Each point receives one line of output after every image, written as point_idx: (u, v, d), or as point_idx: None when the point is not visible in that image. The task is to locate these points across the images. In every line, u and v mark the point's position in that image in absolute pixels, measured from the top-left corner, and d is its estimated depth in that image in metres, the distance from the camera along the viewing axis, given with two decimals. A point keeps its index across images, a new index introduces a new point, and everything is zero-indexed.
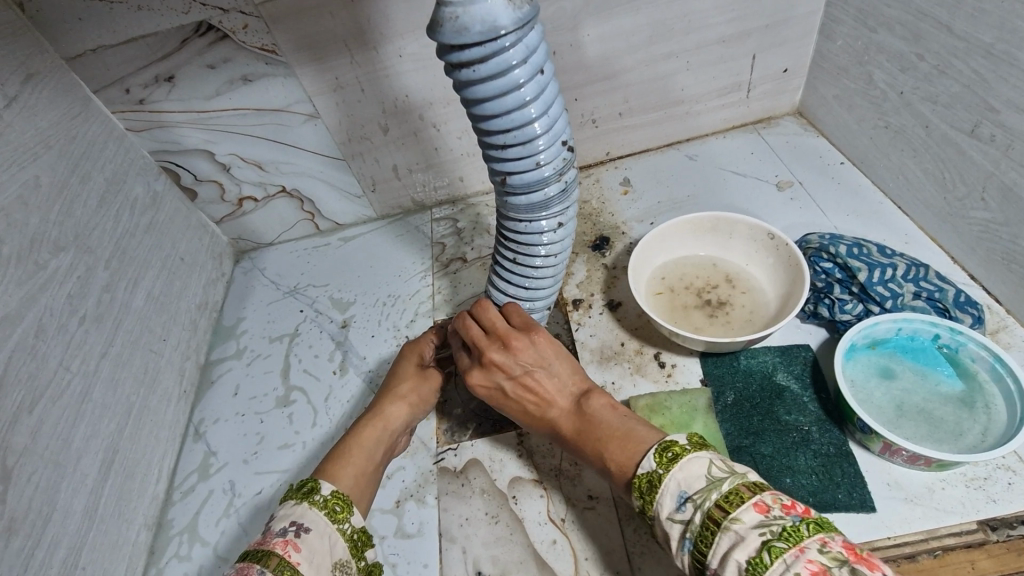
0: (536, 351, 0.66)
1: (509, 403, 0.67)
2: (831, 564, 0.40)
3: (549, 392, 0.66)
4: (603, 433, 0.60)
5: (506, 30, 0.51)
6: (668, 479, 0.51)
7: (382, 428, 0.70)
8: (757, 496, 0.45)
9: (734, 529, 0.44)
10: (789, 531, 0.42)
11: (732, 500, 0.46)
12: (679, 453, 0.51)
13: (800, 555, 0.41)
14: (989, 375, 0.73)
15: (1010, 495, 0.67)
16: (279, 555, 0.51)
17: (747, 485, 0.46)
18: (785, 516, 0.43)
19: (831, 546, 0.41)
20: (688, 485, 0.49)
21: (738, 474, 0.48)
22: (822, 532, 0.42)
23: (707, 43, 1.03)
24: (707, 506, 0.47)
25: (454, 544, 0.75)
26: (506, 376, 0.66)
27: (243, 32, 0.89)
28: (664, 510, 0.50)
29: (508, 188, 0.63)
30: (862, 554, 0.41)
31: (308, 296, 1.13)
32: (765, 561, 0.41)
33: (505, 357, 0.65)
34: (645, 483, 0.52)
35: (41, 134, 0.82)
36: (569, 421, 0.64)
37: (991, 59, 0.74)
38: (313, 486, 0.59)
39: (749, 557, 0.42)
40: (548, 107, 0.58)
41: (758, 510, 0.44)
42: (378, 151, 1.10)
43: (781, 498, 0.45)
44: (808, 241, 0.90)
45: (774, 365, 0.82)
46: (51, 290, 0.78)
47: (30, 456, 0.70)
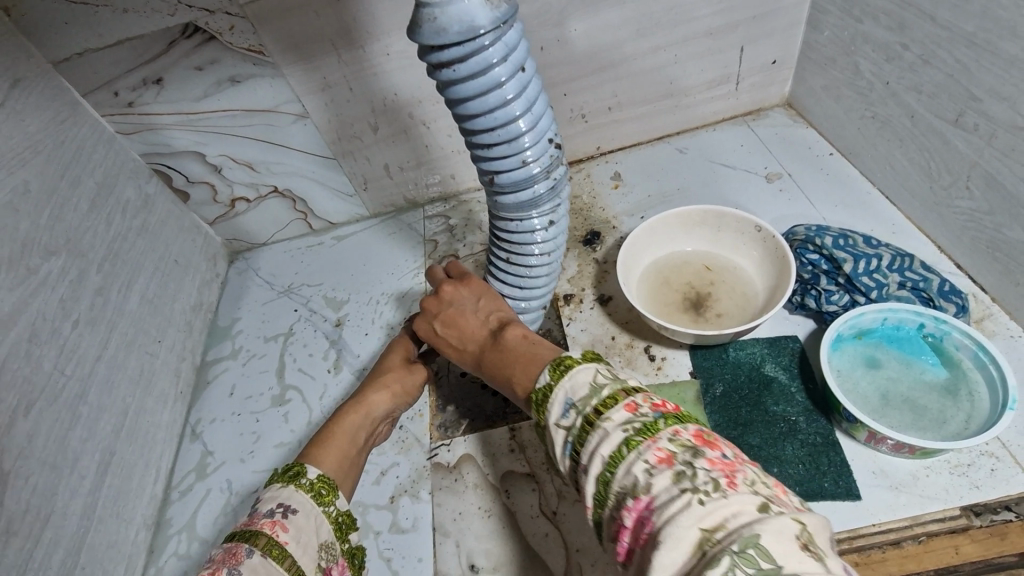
0: (467, 291, 0.68)
1: (439, 346, 0.67)
2: (678, 451, 0.39)
3: (471, 327, 0.65)
4: (513, 358, 0.57)
5: (485, 29, 0.52)
6: (557, 389, 0.48)
7: (365, 413, 0.71)
8: (629, 397, 0.43)
9: (604, 427, 0.42)
10: (648, 426, 0.41)
11: (607, 402, 0.44)
12: (572, 365, 0.48)
13: (652, 445, 0.39)
14: (973, 362, 0.73)
15: (994, 481, 0.68)
16: (266, 535, 0.52)
17: (626, 389, 0.44)
18: (649, 412, 0.42)
19: (680, 434, 0.40)
20: (573, 391, 0.46)
21: (620, 380, 0.46)
22: (677, 424, 0.41)
23: (695, 35, 1.03)
24: (586, 411, 0.44)
25: (447, 539, 0.76)
26: (433, 316, 0.68)
27: (229, 34, 0.89)
28: (551, 418, 0.47)
29: (497, 187, 0.64)
30: (709, 440, 0.40)
31: (302, 295, 1.14)
32: (622, 454, 0.40)
33: (434, 299, 0.68)
34: (539, 397, 0.49)
35: (30, 139, 0.82)
36: (484, 351, 0.62)
37: (973, 48, 0.74)
38: (298, 469, 0.60)
39: (612, 451, 0.41)
40: (532, 104, 0.59)
41: (628, 410, 0.42)
42: (369, 149, 1.10)
43: (652, 398, 0.43)
44: (794, 233, 0.90)
45: (762, 356, 0.83)
46: (44, 294, 0.79)
47: (27, 458, 0.71)
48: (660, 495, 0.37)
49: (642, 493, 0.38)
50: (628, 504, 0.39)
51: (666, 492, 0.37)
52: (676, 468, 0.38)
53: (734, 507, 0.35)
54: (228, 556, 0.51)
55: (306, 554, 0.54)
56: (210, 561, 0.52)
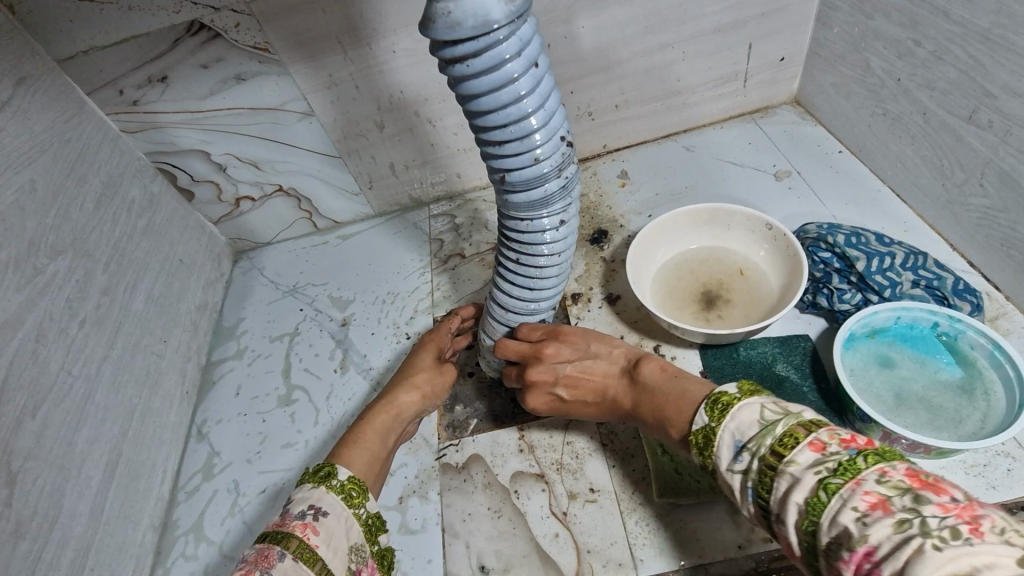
0: (570, 346, 0.69)
1: (573, 405, 0.70)
2: (892, 494, 0.36)
3: (597, 376, 0.67)
4: (662, 399, 0.60)
5: (499, 25, 0.51)
6: (722, 432, 0.49)
7: (394, 415, 0.70)
8: (812, 434, 0.42)
9: (790, 471, 0.41)
10: (846, 466, 0.39)
11: (786, 442, 0.43)
12: (730, 404, 0.50)
13: (856, 487, 0.37)
14: (988, 362, 0.73)
15: (1010, 482, 0.67)
16: (298, 537, 0.52)
17: (803, 425, 0.43)
18: (843, 450, 0.40)
19: (890, 474, 0.37)
20: (741, 433, 0.47)
21: (793, 415, 0.45)
22: (882, 462, 0.38)
23: (703, 32, 1.03)
24: (761, 453, 0.44)
25: (457, 540, 0.76)
26: (553, 385, 0.68)
27: (235, 31, 0.89)
28: (724, 463, 0.48)
29: (508, 185, 0.63)
30: (931, 481, 0.37)
31: (308, 295, 1.13)
32: (822, 500, 0.39)
33: (541, 368, 0.68)
34: (701, 439, 0.51)
35: (36, 138, 0.81)
36: (627, 394, 0.65)
37: (988, 44, 0.73)
38: (330, 470, 0.59)
39: (807, 497, 0.40)
40: (544, 101, 0.58)
41: (814, 449, 0.41)
42: (375, 147, 1.09)
43: (839, 433, 0.42)
44: (806, 231, 0.89)
45: (773, 355, 0.83)
46: (50, 293, 0.78)
47: (35, 459, 0.70)
48: (880, 545, 0.34)
49: (859, 545, 0.35)
50: (843, 556, 0.36)
51: (888, 541, 0.34)
52: (896, 514, 0.35)
53: (986, 558, 0.31)
54: (260, 557, 0.51)
55: (336, 556, 0.53)
56: (243, 561, 0.51)
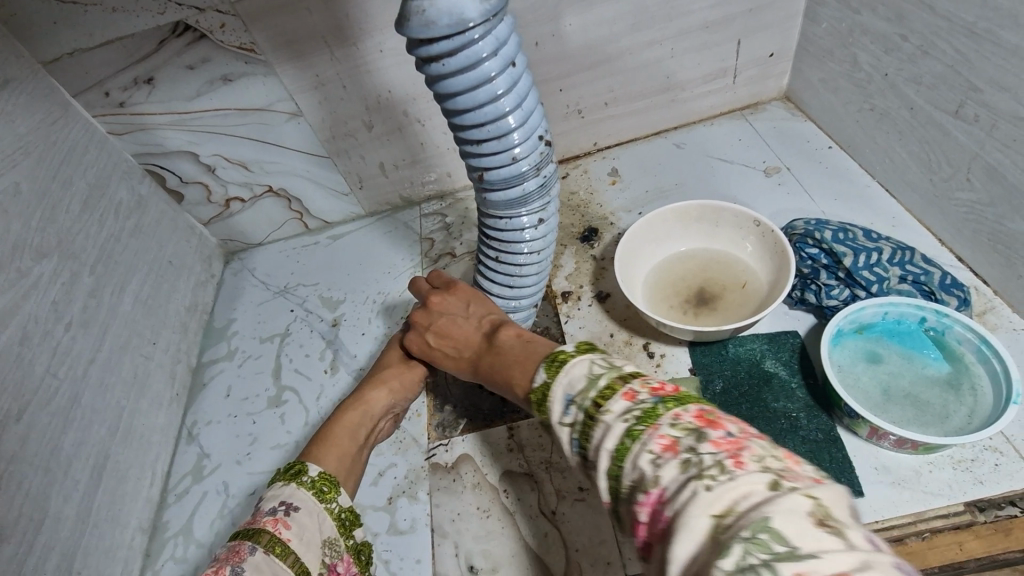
0: (455, 299, 0.69)
1: (437, 359, 0.68)
2: (681, 435, 0.37)
3: (461, 332, 0.65)
4: (509, 360, 0.57)
5: (475, 23, 0.51)
6: (555, 386, 0.47)
7: (363, 410, 0.70)
8: (627, 386, 0.42)
9: (605, 420, 0.41)
10: (648, 412, 0.39)
11: (606, 394, 0.43)
12: (566, 360, 0.48)
13: (655, 432, 0.38)
14: (975, 357, 0.72)
15: (998, 477, 0.67)
16: (269, 532, 0.52)
17: (621, 377, 0.43)
18: (648, 398, 0.40)
19: (682, 417, 0.38)
20: (571, 387, 0.46)
21: (617, 368, 0.45)
22: (677, 406, 0.39)
23: (691, 29, 1.02)
24: (584, 404, 0.43)
25: (446, 540, 0.75)
26: (425, 329, 0.68)
27: (220, 32, 0.88)
28: (554, 417, 0.46)
29: (486, 184, 0.63)
30: (714, 418, 0.38)
31: (298, 296, 1.13)
32: (627, 446, 0.38)
33: (423, 312, 0.69)
34: (540, 396, 0.49)
35: (20, 140, 0.81)
36: (480, 356, 0.62)
37: (973, 37, 0.73)
38: (300, 467, 0.59)
39: (616, 445, 0.39)
40: (522, 100, 0.58)
41: (626, 399, 0.41)
42: (363, 147, 1.09)
43: (650, 382, 0.42)
44: (793, 227, 0.89)
45: (762, 352, 0.82)
46: (35, 296, 0.78)
47: (20, 463, 0.70)
48: (668, 487, 0.35)
49: (653, 487, 0.36)
50: (640, 499, 0.36)
51: (676, 481, 0.35)
52: (681, 455, 0.36)
53: (744, 489, 0.32)
54: (232, 552, 0.51)
55: (309, 550, 0.53)
56: (216, 558, 0.52)
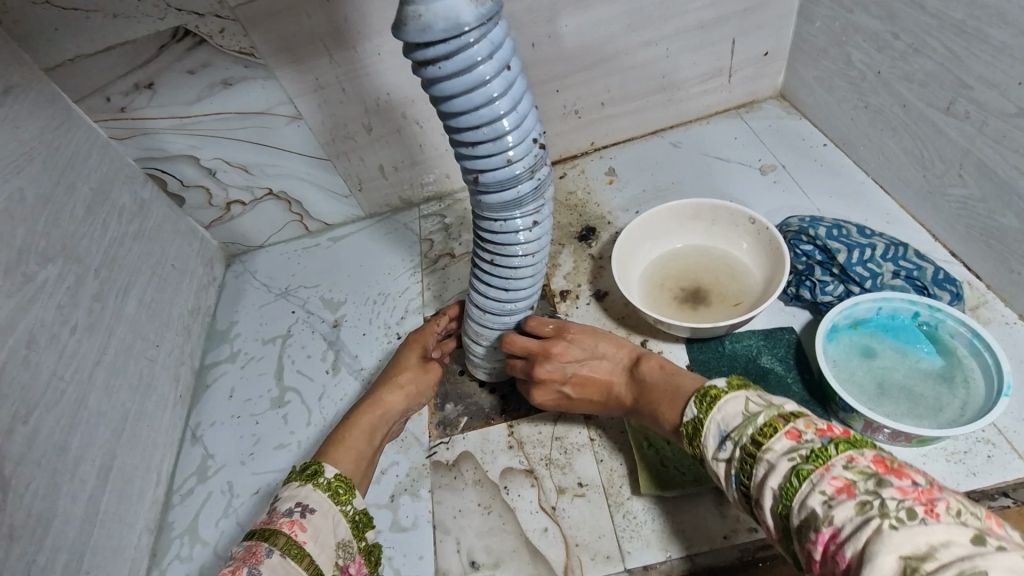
0: (578, 345, 0.72)
1: (577, 404, 0.73)
2: (857, 478, 0.41)
3: (602, 376, 0.71)
4: (656, 396, 0.65)
5: (469, 27, 0.52)
6: (708, 422, 0.54)
7: (380, 414, 0.73)
8: (790, 425, 0.47)
9: (768, 458, 0.46)
10: (816, 453, 0.44)
11: (766, 431, 0.48)
12: (719, 396, 0.55)
13: (826, 473, 0.42)
14: (968, 350, 0.73)
15: (990, 468, 0.68)
16: (285, 534, 0.53)
17: (783, 417, 0.48)
18: (816, 438, 0.45)
19: (858, 461, 0.42)
20: (727, 424, 0.52)
21: (774, 407, 0.50)
22: (851, 450, 0.43)
23: (686, 28, 1.03)
24: (743, 441, 0.49)
25: (448, 536, 0.76)
26: (560, 382, 0.71)
27: (220, 36, 0.90)
28: (710, 452, 0.53)
29: (482, 186, 0.64)
30: (895, 467, 0.41)
31: (300, 297, 1.14)
32: (794, 485, 0.43)
33: (551, 367, 0.71)
34: (691, 430, 0.57)
35: (24, 146, 0.82)
36: (629, 393, 0.70)
37: (963, 35, 0.74)
38: (316, 468, 0.61)
39: (780, 482, 0.44)
40: (517, 103, 0.59)
41: (789, 438, 0.46)
42: (363, 150, 1.10)
43: (815, 424, 0.47)
44: (788, 224, 0.90)
45: (758, 348, 0.83)
46: (41, 300, 0.79)
47: (29, 464, 0.71)
48: (844, 526, 0.39)
49: (825, 525, 0.40)
50: (810, 536, 0.40)
51: (851, 521, 0.38)
52: (858, 496, 0.39)
53: (939, 536, 0.35)
54: (247, 554, 0.51)
55: (324, 552, 0.54)
56: (230, 559, 0.52)
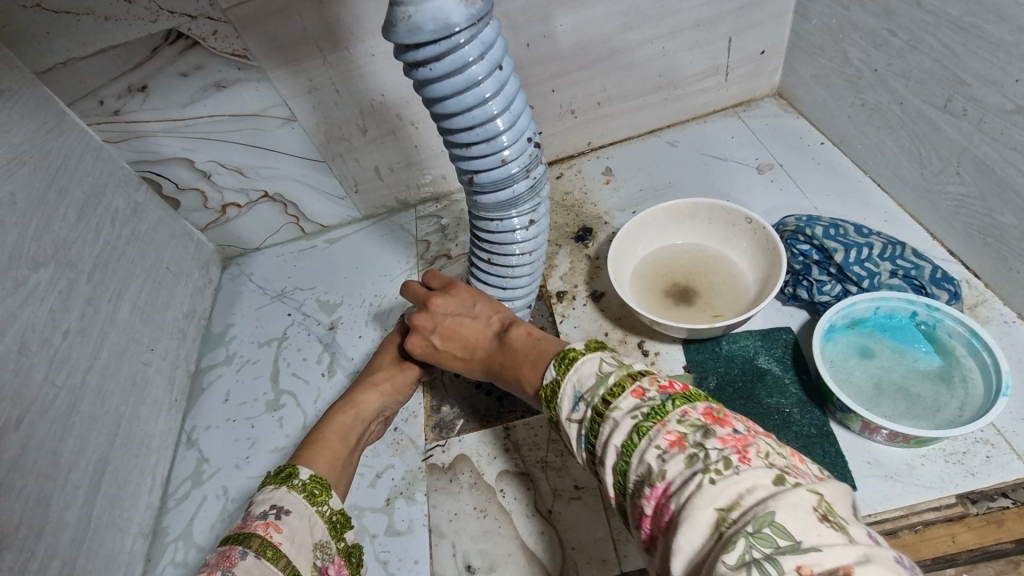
0: (456, 299, 0.69)
1: (444, 358, 0.69)
2: (688, 431, 0.39)
3: (470, 333, 0.67)
4: (519, 360, 0.60)
5: (459, 27, 0.51)
6: (565, 383, 0.50)
7: (354, 413, 0.72)
8: (636, 383, 0.44)
9: (613, 416, 0.43)
10: (656, 410, 0.42)
11: (614, 391, 0.45)
12: (576, 357, 0.51)
13: (661, 428, 0.40)
14: (966, 350, 0.73)
15: (989, 468, 0.67)
16: (261, 536, 0.52)
17: (632, 375, 0.46)
18: (656, 395, 0.43)
19: (690, 415, 0.40)
20: (581, 384, 0.48)
21: (626, 366, 0.47)
22: (685, 404, 0.41)
23: (682, 27, 1.03)
24: (593, 401, 0.46)
25: (443, 540, 0.76)
26: (431, 332, 0.68)
27: (213, 38, 0.89)
28: (563, 413, 0.49)
29: (477, 186, 0.63)
30: (720, 416, 0.40)
31: (295, 299, 1.13)
32: (634, 442, 0.41)
33: (426, 315, 0.69)
34: (550, 393, 0.52)
35: (16, 150, 0.82)
36: (493, 357, 0.64)
37: (960, 32, 0.74)
38: (291, 471, 0.60)
39: (623, 440, 0.42)
40: (510, 102, 0.58)
41: (635, 397, 0.43)
42: (358, 151, 1.10)
43: (658, 380, 0.44)
44: (785, 223, 0.90)
45: (756, 348, 0.83)
46: (33, 305, 0.79)
47: (20, 470, 0.71)
48: (674, 480, 0.37)
49: (659, 481, 0.38)
50: (645, 491, 0.39)
51: (681, 476, 0.37)
52: (687, 450, 0.38)
53: (748, 482, 0.34)
54: (222, 558, 0.51)
55: (300, 553, 0.53)
56: (206, 564, 0.51)
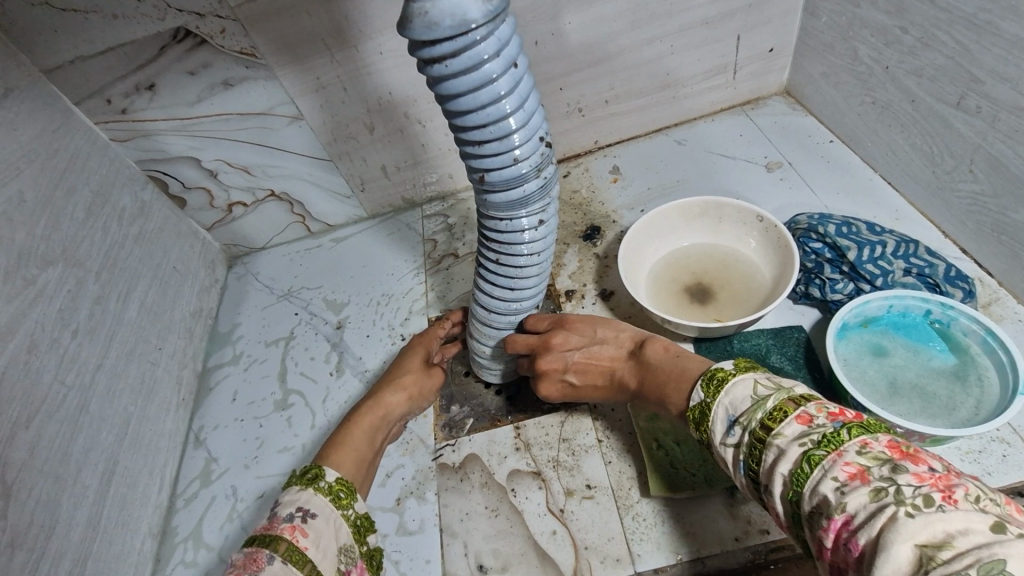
0: (577, 334, 0.72)
1: (583, 391, 0.73)
2: (871, 464, 0.37)
3: (605, 362, 0.70)
4: (661, 379, 0.61)
5: (477, 24, 0.51)
6: (716, 407, 0.50)
7: (381, 416, 0.72)
8: (800, 409, 0.43)
9: (777, 443, 0.42)
10: (828, 438, 0.40)
11: (775, 417, 0.44)
12: (725, 379, 0.51)
13: (838, 459, 0.38)
14: (981, 348, 0.72)
15: (1005, 467, 0.67)
16: (287, 540, 0.52)
17: (792, 400, 0.44)
18: (828, 423, 0.41)
19: (872, 446, 0.38)
20: (735, 408, 0.48)
21: (784, 389, 0.46)
22: (865, 434, 0.39)
23: (691, 25, 1.02)
24: (752, 426, 0.45)
25: (455, 539, 0.75)
26: (563, 371, 0.71)
27: (221, 37, 0.89)
28: (718, 437, 0.49)
29: (487, 185, 0.63)
30: (911, 452, 0.37)
31: (302, 299, 1.13)
32: (805, 471, 0.40)
33: (554, 357, 0.71)
34: (698, 414, 0.53)
35: (24, 149, 0.81)
36: (634, 377, 0.67)
37: (974, 29, 0.73)
38: (317, 472, 0.60)
39: (793, 468, 0.41)
40: (524, 101, 0.58)
41: (801, 422, 0.42)
42: (365, 150, 1.09)
43: (827, 407, 0.43)
44: (796, 222, 0.89)
45: (767, 347, 0.82)
46: (42, 304, 0.78)
47: (30, 470, 0.70)
48: (857, 514, 0.36)
49: (838, 513, 0.37)
50: (822, 523, 0.37)
51: (865, 509, 0.35)
52: (873, 483, 0.36)
53: (960, 524, 0.32)
54: (248, 560, 0.50)
55: (326, 557, 0.53)
56: (231, 566, 0.51)
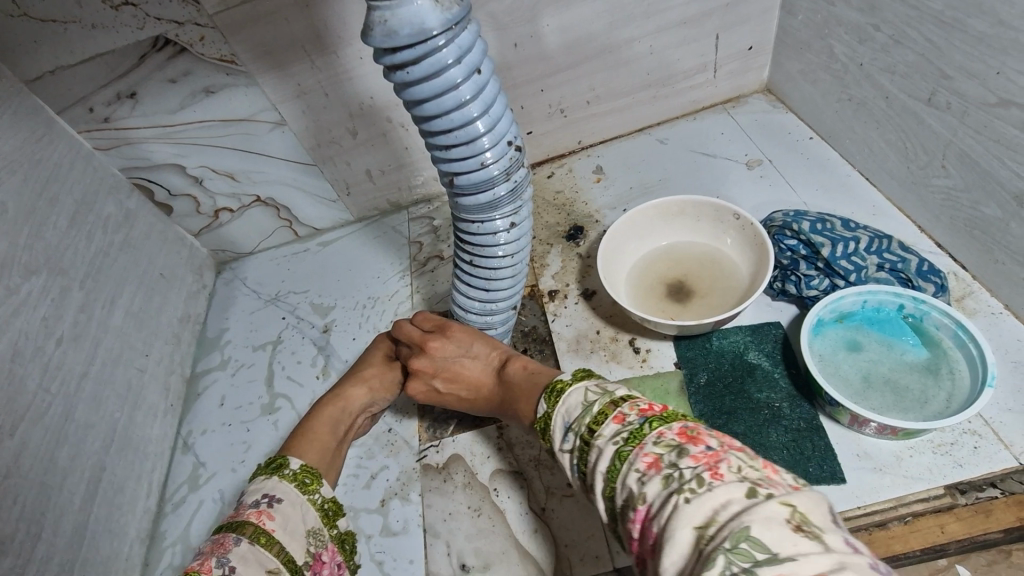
0: (453, 343, 0.71)
1: (448, 398, 0.73)
2: (663, 452, 0.40)
3: (471, 375, 0.70)
4: (516, 393, 0.63)
5: (436, 32, 0.51)
6: (555, 416, 0.53)
7: (344, 408, 0.73)
8: (617, 409, 0.46)
9: (598, 443, 0.45)
10: (633, 434, 0.43)
11: (598, 419, 0.47)
12: (564, 390, 0.54)
13: (640, 451, 0.41)
14: (953, 342, 0.73)
15: (977, 459, 0.68)
16: (253, 524, 0.53)
17: (613, 402, 0.47)
18: (635, 419, 0.44)
19: (665, 435, 0.41)
20: (569, 415, 0.50)
21: (608, 393, 0.49)
22: (662, 425, 0.42)
23: (669, 25, 1.03)
24: (580, 430, 0.48)
25: (438, 539, 0.76)
26: (432, 376, 0.71)
27: (200, 44, 0.89)
28: (557, 444, 0.51)
29: (457, 188, 0.64)
30: (694, 434, 0.41)
31: (289, 303, 1.14)
32: (617, 467, 0.42)
33: (425, 360, 0.70)
34: (544, 425, 0.55)
35: (5, 159, 0.82)
36: (495, 392, 0.68)
37: (942, 26, 0.74)
38: (281, 461, 0.61)
39: (607, 467, 0.43)
40: (489, 106, 0.59)
41: (616, 422, 0.45)
42: (348, 154, 1.10)
43: (638, 404, 0.46)
44: (772, 219, 0.90)
45: (746, 344, 0.83)
46: (26, 313, 0.79)
47: (15, 478, 0.71)
48: (653, 502, 0.38)
49: (640, 504, 0.39)
50: (631, 515, 0.40)
51: (659, 496, 0.38)
52: (663, 471, 0.39)
53: (722, 498, 0.35)
54: (216, 545, 0.52)
55: (293, 540, 0.54)
56: (199, 553, 0.52)
